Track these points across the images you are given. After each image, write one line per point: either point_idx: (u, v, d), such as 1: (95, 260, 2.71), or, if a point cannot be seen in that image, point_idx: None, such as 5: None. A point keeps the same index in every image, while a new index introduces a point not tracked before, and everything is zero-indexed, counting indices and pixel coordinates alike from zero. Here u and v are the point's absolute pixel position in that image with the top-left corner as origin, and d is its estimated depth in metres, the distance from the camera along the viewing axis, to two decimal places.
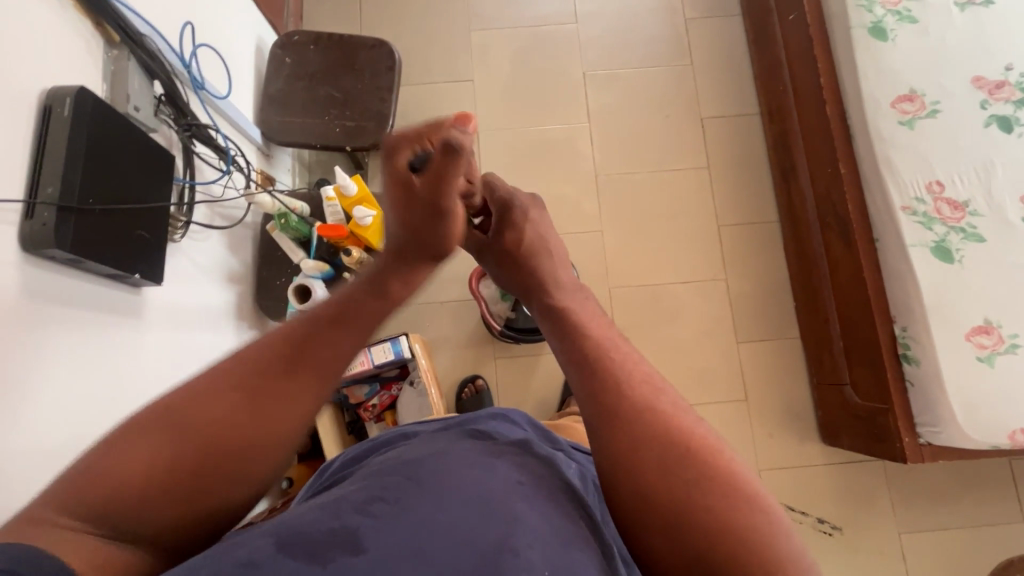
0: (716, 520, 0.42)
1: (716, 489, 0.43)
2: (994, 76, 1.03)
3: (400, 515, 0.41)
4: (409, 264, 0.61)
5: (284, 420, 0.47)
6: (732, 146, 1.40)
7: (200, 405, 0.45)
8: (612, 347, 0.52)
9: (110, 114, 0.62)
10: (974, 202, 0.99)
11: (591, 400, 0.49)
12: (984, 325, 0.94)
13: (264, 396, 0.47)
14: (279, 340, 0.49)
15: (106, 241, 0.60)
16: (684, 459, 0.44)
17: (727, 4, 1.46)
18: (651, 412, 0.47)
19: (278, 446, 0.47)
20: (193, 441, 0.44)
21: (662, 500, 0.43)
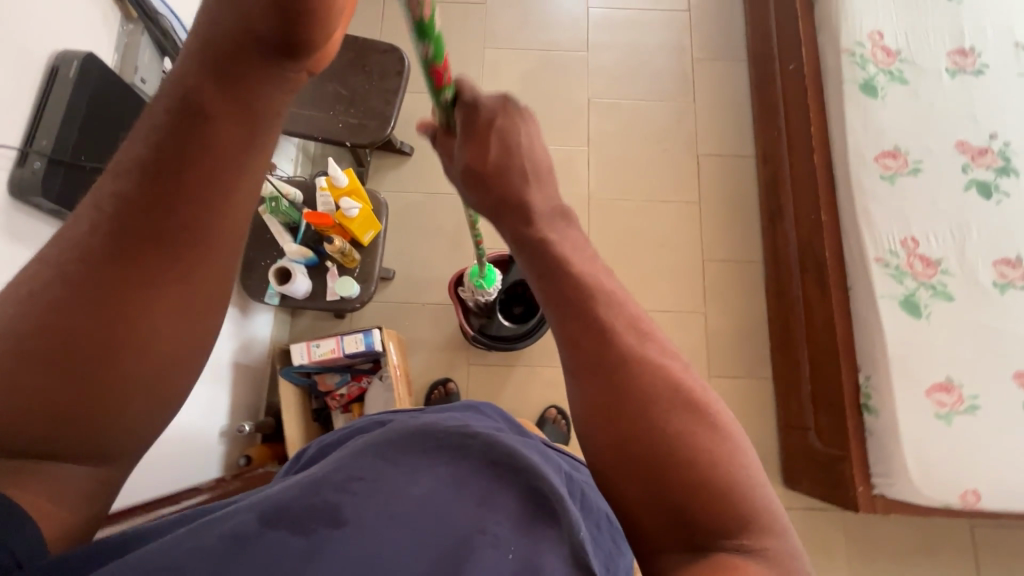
0: (699, 471, 0.38)
1: (703, 443, 0.39)
2: (978, 142, 1.06)
3: (376, 489, 0.43)
4: (244, 60, 0.37)
5: (175, 298, 0.37)
6: (725, 183, 1.43)
7: (35, 303, 0.34)
8: (600, 286, 0.46)
9: (117, 84, 0.66)
10: (946, 261, 1.01)
11: (572, 344, 0.44)
12: (945, 382, 0.95)
13: (125, 278, 0.35)
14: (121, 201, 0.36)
15: (95, 199, 0.64)
16: (670, 407, 0.41)
17: (734, 49, 1.51)
18: (638, 359, 0.42)
19: (177, 329, 0.38)
20: (37, 344, 0.33)
21: (642, 452, 0.39)
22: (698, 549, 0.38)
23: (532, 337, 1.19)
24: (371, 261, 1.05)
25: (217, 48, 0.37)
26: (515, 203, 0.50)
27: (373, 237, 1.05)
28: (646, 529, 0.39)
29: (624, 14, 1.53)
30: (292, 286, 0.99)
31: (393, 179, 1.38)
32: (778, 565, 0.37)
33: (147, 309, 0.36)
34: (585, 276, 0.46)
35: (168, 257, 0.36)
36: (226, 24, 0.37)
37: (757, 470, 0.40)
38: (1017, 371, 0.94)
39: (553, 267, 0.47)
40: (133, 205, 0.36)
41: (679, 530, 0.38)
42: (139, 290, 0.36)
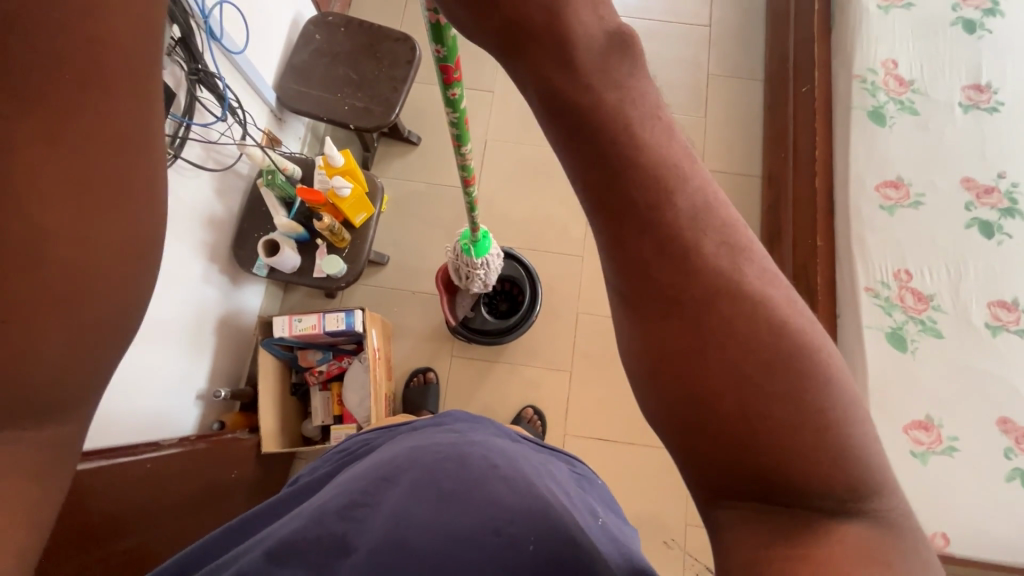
0: (809, 438, 0.29)
1: (818, 402, 0.29)
2: (985, 181, 1.03)
3: (378, 514, 0.48)
4: None
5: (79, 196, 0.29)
6: (728, 201, 1.42)
7: None
8: (677, 175, 0.29)
9: None
10: (939, 297, 0.98)
11: (637, 265, 0.30)
12: (923, 421, 0.93)
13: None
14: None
15: None
16: (771, 362, 0.29)
17: (751, 68, 1.50)
18: (728, 291, 0.29)
19: (95, 237, 0.29)
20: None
21: (730, 413, 0.29)
22: (796, 527, 0.29)
23: (514, 331, 1.22)
24: (360, 242, 1.07)
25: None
26: (551, 34, 0.29)
27: (364, 219, 1.08)
28: (723, 499, 0.30)
29: (644, 25, 1.54)
30: (281, 258, 1.02)
31: (398, 167, 1.40)
32: (886, 529, 0.30)
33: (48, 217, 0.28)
34: (659, 155, 0.29)
35: (67, 138, 0.28)
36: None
37: (871, 427, 0.31)
38: (1001, 417, 0.91)
39: (610, 142, 0.29)
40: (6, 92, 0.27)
41: (768, 502, 0.30)
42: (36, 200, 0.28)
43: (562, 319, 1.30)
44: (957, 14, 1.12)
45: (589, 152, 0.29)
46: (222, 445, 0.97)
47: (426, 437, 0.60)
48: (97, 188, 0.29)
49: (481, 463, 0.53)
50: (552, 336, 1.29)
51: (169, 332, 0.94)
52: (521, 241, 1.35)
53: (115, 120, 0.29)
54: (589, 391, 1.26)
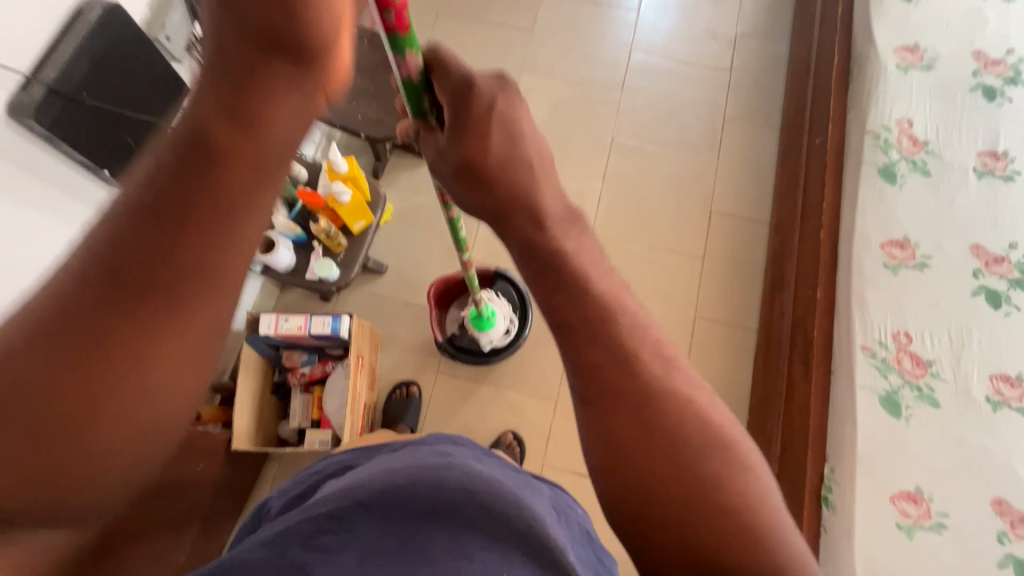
0: (739, 520, 0.35)
1: (740, 489, 0.36)
2: (995, 249, 1.00)
3: (349, 543, 0.40)
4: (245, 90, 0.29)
5: (171, 355, 0.29)
6: (733, 245, 1.40)
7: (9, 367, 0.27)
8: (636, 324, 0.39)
9: (136, 36, 0.72)
10: (939, 364, 0.95)
11: (585, 373, 0.38)
12: (912, 492, 0.88)
13: (96, 343, 0.28)
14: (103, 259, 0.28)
15: (88, 134, 0.69)
16: (699, 450, 0.36)
17: (769, 115, 1.50)
18: (664, 393, 0.37)
19: (176, 399, 0.31)
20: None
21: (666, 493, 0.35)
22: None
23: (501, 353, 1.23)
24: (356, 249, 1.09)
25: (220, 66, 0.28)
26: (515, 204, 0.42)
27: (363, 226, 1.10)
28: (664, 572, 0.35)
29: (665, 63, 1.55)
30: (275, 257, 1.02)
31: (407, 178, 1.42)
32: None
33: (144, 373, 0.29)
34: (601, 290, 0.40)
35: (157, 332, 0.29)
36: (223, 36, 0.28)
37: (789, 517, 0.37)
38: (997, 497, 0.86)
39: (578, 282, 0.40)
40: (136, 249, 0.28)
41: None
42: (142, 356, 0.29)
43: (553, 346, 1.29)
44: (977, 80, 1.11)
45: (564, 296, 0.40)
46: (195, 438, 0.96)
47: (406, 451, 0.53)
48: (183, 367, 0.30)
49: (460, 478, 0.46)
50: (541, 362, 1.28)
51: None
52: None
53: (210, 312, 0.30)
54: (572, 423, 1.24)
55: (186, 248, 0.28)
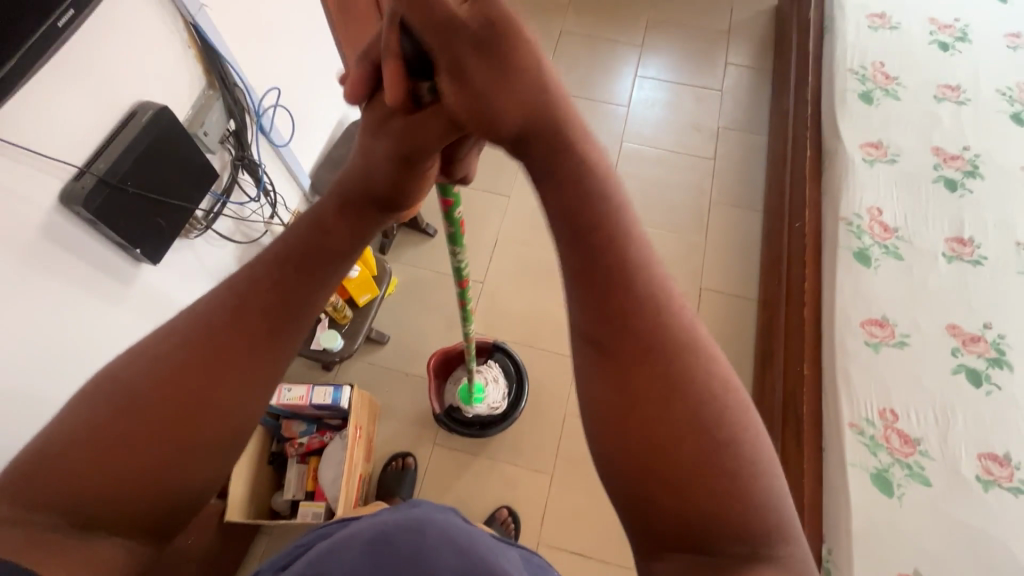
0: (738, 487, 0.35)
1: (743, 461, 0.36)
2: (971, 329, 1.05)
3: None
4: (355, 197, 0.46)
5: (258, 375, 0.40)
6: (723, 320, 1.46)
7: (160, 361, 0.38)
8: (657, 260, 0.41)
9: (176, 132, 0.82)
10: (926, 442, 0.96)
11: (612, 330, 0.38)
12: (911, 574, 0.87)
13: (224, 342, 0.39)
14: (241, 282, 0.41)
15: (127, 217, 0.77)
16: (712, 420, 0.36)
17: (752, 200, 1.61)
18: (690, 361, 0.37)
19: (246, 418, 0.40)
20: (136, 389, 0.37)
21: (677, 455, 0.35)
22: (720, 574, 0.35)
23: (497, 427, 1.25)
24: (360, 321, 1.15)
25: (343, 192, 0.46)
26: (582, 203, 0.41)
27: (368, 299, 1.16)
28: (656, 550, 0.36)
29: (653, 152, 1.69)
30: None
31: (411, 254, 1.50)
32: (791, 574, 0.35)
33: (242, 379, 0.39)
34: (648, 278, 0.39)
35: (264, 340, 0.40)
36: (351, 178, 0.46)
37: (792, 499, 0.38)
38: None
39: (598, 226, 0.40)
40: (257, 276, 0.41)
41: (700, 555, 0.35)
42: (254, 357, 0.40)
43: (549, 418, 1.30)
44: (938, 173, 1.22)
45: (577, 240, 0.40)
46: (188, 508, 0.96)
47: (398, 511, 0.57)
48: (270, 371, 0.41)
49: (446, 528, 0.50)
50: (537, 435, 1.29)
51: None
52: (518, 337, 1.39)
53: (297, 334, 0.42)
54: (567, 498, 1.23)
55: (302, 280, 0.42)
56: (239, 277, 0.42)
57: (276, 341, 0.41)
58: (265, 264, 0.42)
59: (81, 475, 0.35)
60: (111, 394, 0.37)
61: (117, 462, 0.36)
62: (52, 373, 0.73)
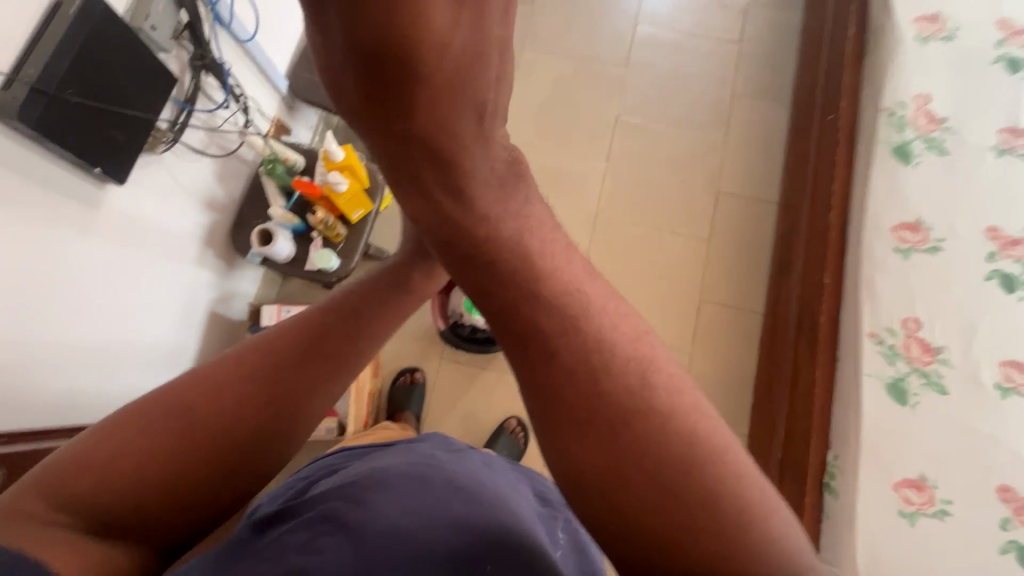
0: (702, 496, 0.37)
1: (705, 477, 0.37)
2: (1012, 231, 0.97)
3: (342, 542, 0.42)
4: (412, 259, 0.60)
5: (312, 411, 0.52)
6: (741, 226, 1.38)
7: (228, 389, 0.48)
8: (587, 322, 0.41)
9: (116, 27, 0.70)
10: (948, 350, 0.93)
11: (552, 394, 0.40)
12: (916, 479, 0.88)
13: (287, 377, 0.50)
14: (300, 331, 0.53)
15: (77, 132, 0.68)
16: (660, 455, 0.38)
17: (779, 91, 1.46)
18: (641, 414, 0.39)
19: (293, 442, 0.51)
20: (204, 412, 0.47)
21: (638, 493, 0.37)
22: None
23: None
24: (355, 238, 1.08)
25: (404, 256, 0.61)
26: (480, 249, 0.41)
27: (362, 215, 1.09)
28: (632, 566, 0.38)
29: (671, 36, 1.49)
30: (273, 248, 1.02)
31: None
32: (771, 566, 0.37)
33: (297, 412, 0.51)
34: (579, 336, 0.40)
35: (319, 378, 0.52)
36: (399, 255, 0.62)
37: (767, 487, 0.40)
38: (1000, 483, 0.86)
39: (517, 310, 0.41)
40: (315, 331, 0.53)
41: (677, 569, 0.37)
42: (293, 415, 0.50)
43: None
44: (1000, 52, 1.06)
45: (500, 317, 0.42)
46: None
47: (399, 456, 0.58)
48: (315, 404, 0.52)
49: (445, 484, 0.51)
50: None
51: (160, 311, 0.95)
52: None
53: (342, 370, 0.53)
54: None
55: (354, 333, 0.55)
56: (294, 328, 0.53)
57: (310, 404, 0.51)
58: (323, 323, 0.54)
59: (119, 490, 0.43)
60: (164, 414, 0.46)
61: (181, 474, 0.45)
62: (21, 304, 0.69)
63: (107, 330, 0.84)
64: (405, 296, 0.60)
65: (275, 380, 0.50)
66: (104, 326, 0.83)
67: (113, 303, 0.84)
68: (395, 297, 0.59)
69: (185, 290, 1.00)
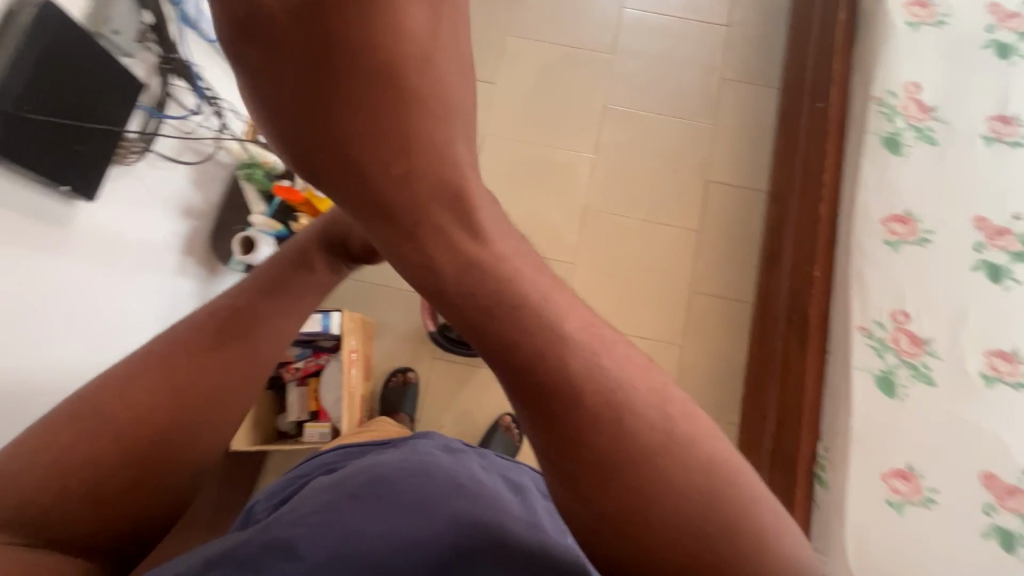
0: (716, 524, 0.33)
1: (715, 499, 0.34)
2: (999, 221, 0.98)
3: (327, 523, 0.45)
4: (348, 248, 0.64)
5: (224, 394, 0.48)
6: (730, 215, 1.37)
7: (127, 388, 0.45)
8: (519, 284, 0.37)
9: (73, 34, 0.66)
10: (935, 342, 0.94)
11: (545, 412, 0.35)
12: (904, 469, 0.90)
13: (187, 362, 0.47)
14: (205, 318, 0.50)
15: (39, 150, 0.64)
16: (627, 459, 0.34)
17: (768, 75, 1.43)
18: (643, 429, 0.35)
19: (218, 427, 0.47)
20: (110, 415, 0.44)
21: (642, 509, 0.33)
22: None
23: None
24: None
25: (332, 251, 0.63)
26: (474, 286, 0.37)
27: None
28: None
29: (658, 20, 1.45)
30: (256, 256, 0.99)
31: None
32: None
33: (209, 397, 0.47)
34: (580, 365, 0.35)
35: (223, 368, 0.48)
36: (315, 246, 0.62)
37: (739, 480, 0.35)
38: (984, 471, 0.88)
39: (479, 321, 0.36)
40: (223, 313, 0.50)
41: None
42: (202, 401, 0.47)
43: None
44: (991, 37, 1.05)
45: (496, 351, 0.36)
46: None
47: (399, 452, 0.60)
48: (225, 389, 0.48)
49: (442, 479, 0.52)
50: None
51: (140, 326, 0.92)
52: None
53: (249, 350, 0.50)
54: None
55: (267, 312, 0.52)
56: (198, 321, 0.50)
57: (224, 384, 0.48)
58: (230, 308, 0.51)
59: (49, 498, 0.41)
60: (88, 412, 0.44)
61: (96, 479, 0.42)
62: None
63: (86, 351, 0.80)
64: (316, 270, 0.59)
65: (182, 368, 0.47)
66: (82, 347, 0.80)
67: (94, 322, 0.81)
68: (308, 274, 0.58)
69: (166, 300, 0.97)
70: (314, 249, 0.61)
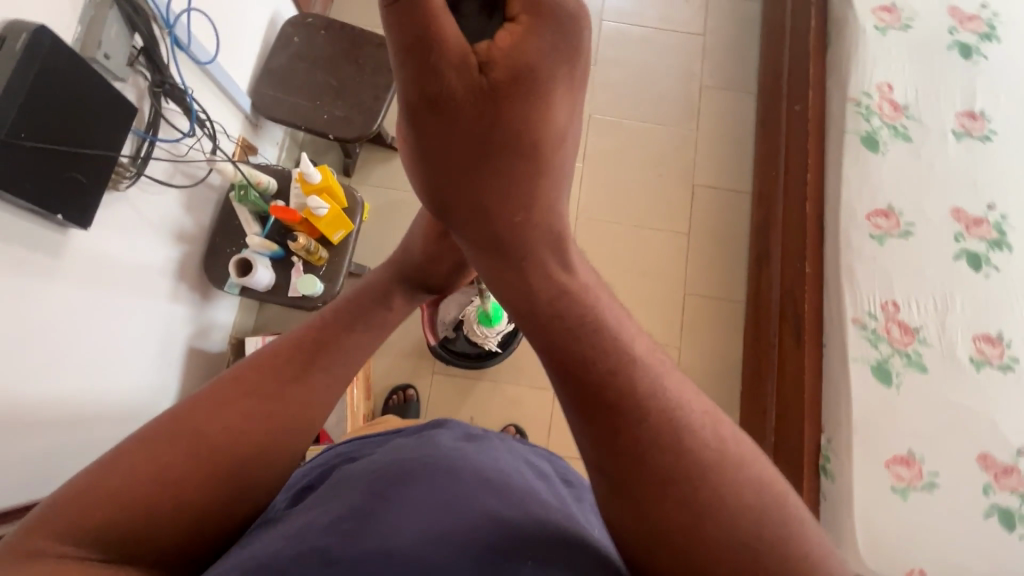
0: (733, 504, 0.38)
1: (734, 484, 0.38)
2: (975, 212, 1.02)
3: (362, 527, 0.43)
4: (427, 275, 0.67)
5: (303, 423, 0.49)
6: (717, 217, 1.41)
7: (222, 407, 0.46)
8: (589, 306, 0.44)
9: (66, 57, 0.64)
10: (925, 330, 0.97)
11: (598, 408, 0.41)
12: (906, 455, 0.92)
13: (277, 386, 0.49)
14: (292, 343, 0.52)
15: (34, 177, 0.62)
16: (666, 448, 0.39)
17: (745, 81, 1.48)
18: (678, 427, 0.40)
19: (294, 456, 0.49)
20: (201, 433, 0.44)
21: (676, 490, 0.38)
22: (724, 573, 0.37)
23: (495, 356, 1.20)
24: (338, 261, 1.04)
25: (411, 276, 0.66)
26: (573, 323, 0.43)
27: (343, 236, 1.05)
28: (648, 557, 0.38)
29: (636, 31, 1.50)
30: (253, 278, 0.97)
31: (377, 174, 1.28)
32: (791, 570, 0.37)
33: (295, 423, 0.49)
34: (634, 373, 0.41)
35: (307, 395, 0.50)
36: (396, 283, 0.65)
37: (754, 472, 0.40)
38: (981, 452, 0.91)
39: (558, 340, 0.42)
40: (308, 342, 0.52)
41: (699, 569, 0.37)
42: (290, 428, 0.48)
43: None
44: (954, 38, 1.10)
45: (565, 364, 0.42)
46: None
47: (419, 443, 0.57)
48: (308, 418, 0.50)
49: (471, 473, 0.50)
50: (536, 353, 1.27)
51: (135, 355, 0.89)
52: None
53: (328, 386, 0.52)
54: None
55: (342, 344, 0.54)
56: (283, 348, 0.52)
57: (307, 412, 0.50)
58: (312, 336, 0.53)
59: (136, 511, 0.41)
60: (166, 437, 0.44)
61: (183, 495, 0.42)
62: None
63: (80, 383, 0.78)
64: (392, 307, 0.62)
65: (271, 393, 0.48)
66: (77, 379, 0.77)
67: (88, 352, 0.78)
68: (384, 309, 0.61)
69: (160, 327, 0.94)
70: (393, 285, 0.63)
